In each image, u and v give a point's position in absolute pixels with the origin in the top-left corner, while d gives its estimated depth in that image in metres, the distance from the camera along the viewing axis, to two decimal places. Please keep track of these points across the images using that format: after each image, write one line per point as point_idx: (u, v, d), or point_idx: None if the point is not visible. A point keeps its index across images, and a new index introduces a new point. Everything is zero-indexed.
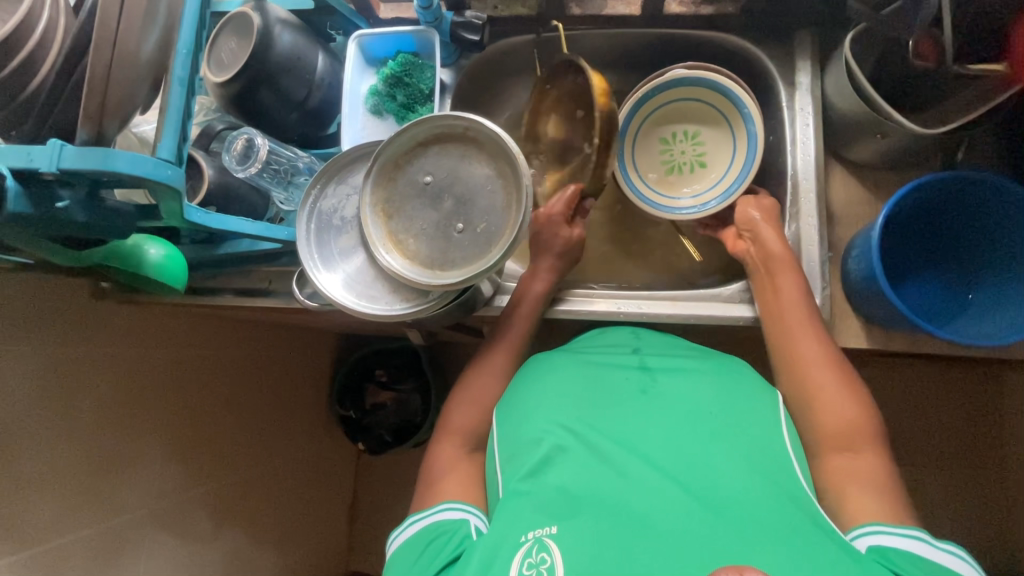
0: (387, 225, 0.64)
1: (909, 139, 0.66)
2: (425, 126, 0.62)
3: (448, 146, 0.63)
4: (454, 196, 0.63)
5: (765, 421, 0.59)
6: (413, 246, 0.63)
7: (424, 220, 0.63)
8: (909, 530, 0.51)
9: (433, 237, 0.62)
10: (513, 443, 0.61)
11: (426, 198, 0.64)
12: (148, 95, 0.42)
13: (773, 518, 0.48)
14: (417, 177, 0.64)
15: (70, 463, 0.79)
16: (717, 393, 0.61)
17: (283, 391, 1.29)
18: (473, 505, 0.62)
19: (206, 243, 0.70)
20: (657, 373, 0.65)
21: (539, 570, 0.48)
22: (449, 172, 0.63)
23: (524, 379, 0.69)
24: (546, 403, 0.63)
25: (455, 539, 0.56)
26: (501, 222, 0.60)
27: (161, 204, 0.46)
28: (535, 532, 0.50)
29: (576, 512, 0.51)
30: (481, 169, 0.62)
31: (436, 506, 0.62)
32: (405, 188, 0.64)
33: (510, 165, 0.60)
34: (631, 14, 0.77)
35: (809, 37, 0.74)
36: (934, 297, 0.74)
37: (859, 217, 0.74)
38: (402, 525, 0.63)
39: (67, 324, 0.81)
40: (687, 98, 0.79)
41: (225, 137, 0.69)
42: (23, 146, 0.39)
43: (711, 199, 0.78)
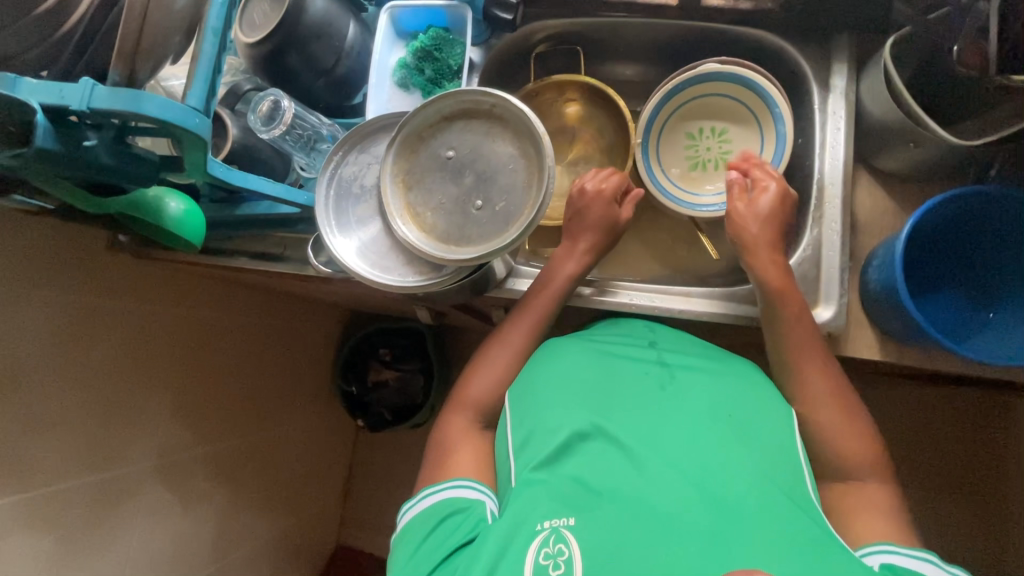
0: (406, 197, 0.64)
1: (942, 151, 0.64)
2: (452, 100, 0.62)
3: (473, 122, 0.63)
4: (476, 172, 0.62)
5: (778, 428, 0.58)
6: (430, 220, 0.63)
7: (443, 195, 0.63)
8: (918, 551, 0.53)
9: (451, 212, 0.62)
10: (525, 427, 0.61)
11: (445, 173, 0.63)
12: (181, 43, 0.42)
13: (786, 521, 0.47)
14: (440, 151, 0.63)
15: (77, 412, 0.80)
16: (731, 394, 0.61)
17: (288, 360, 1.30)
18: (487, 486, 0.62)
19: (224, 202, 0.71)
20: (676, 370, 0.64)
21: (557, 560, 0.48)
22: (472, 148, 0.62)
23: (535, 363, 0.68)
24: (558, 391, 0.62)
25: (471, 520, 0.57)
26: (520, 201, 0.59)
27: (187, 154, 0.46)
28: (551, 521, 0.51)
29: (592, 503, 0.51)
30: (505, 147, 0.61)
31: (453, 482, 0.62)
32: (427, 161, 0.64)
33: (534, 144, 0.60)
34: (667, 4, 0.75)
35: (848, 41, 0.72)
36: (954, 313, 0.73)
37: (883, 228, 0.72)
38: (417, 496, 0.63)
39: (85, 273, 0.82)
40: (716, 93, 0.78)
41: (250, 98, 0.69)
42: (56, 83, 0.39)
43: None
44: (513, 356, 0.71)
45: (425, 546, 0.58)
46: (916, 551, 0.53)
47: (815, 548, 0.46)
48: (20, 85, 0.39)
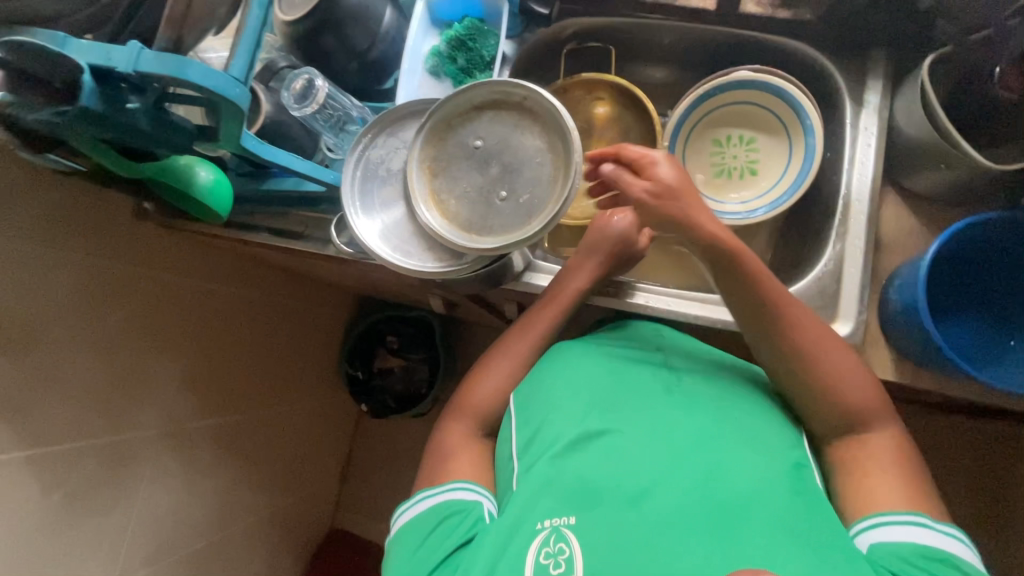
0: (432, 183, 0.65)
1: (974, 174, 0.63)
2: (482, 90, 0.62)
3: (502, 114, 0.63)
4: (502, 163, 0.63)
5: (786, 434, 0.58)
6: (453, 207, 0.63)
7: (468, 184, 0.63)
8: (908, 518, 0.50)
9: (476, 201, 0.63)
10: (529, 426, 0.62)
11: (472, 161, 0.64)
12: (228, 13, 0.42)
13: (791, 524, 0.48)
14: (467, 140, 0.64)
15: (94, 374, 0.81)
16: (737, 399, 0.60)
17: (298, 340, 1.31)
18: (483, 487, 0.62)
19: (251, 176, 0.72)
20: (682, 373, 0.64)
21: (558, 559, 0.49)
22: (500, 139, 0.63)
23: (542, 363, 0.68)
24: (565, 391, 0.63)
25: (469, 521, 0.57)
26: (545, 194, 0.59)
27: (223, 124, 0.46)
28: (552, 521, 0.51)
29: (595, 502, 0.52)
30: (533, 140, 0.61)
31: (449, 483, 0.62)
32: (454, 149, 0.64)
33: (562, 139, 0.60)
34: (704, 9, 0.76)
35: (885, 58, 0.72)
36: (973, 340, 0.72)
37: (906, 248, 0.72)
38: (413, 498, 0.63)
39: (109, 238, 0.84)
40: (747, 101, 0.77)
41: (284, 75, 0.70)
42: (104, 45, 0.39)
43: (760, 206, 0.76)
44: (525, 349, 0.71)
45: (422, 549, 0.58)
46: (906, 516, 0.50)
47: (825, 554, 0.46)
48: (68, 44, 0.40)
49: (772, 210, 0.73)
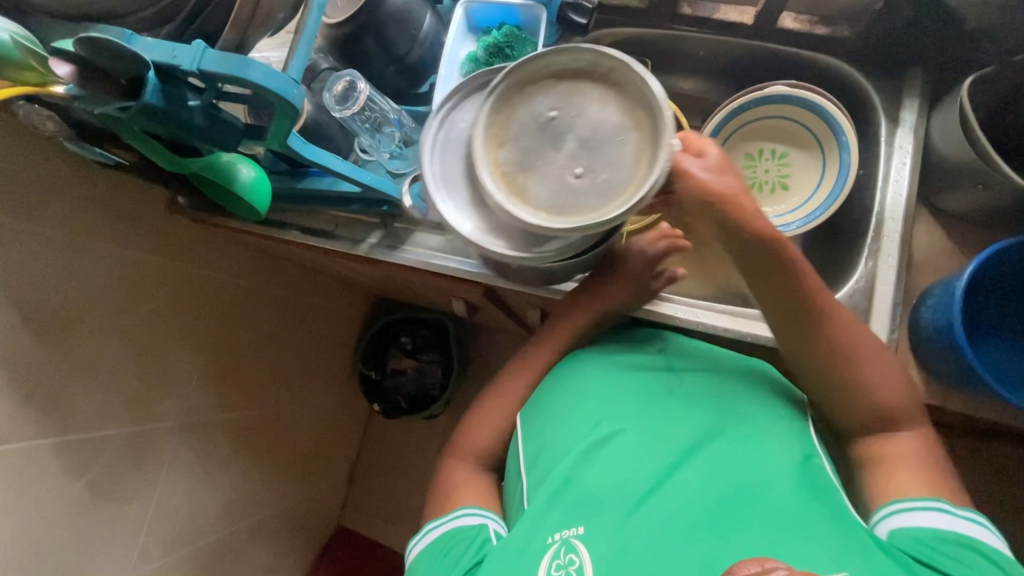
0: (494, 153, 0.57)
1: (1011, 196, 0.63)
2: (564, 54, 0.56)
3: (582, 84, 0.56)
4: (579, 137, 0.56)
5: (789, 427, 0.57)
6: (520, 182, 0.55)
7: (539, 157, 0.56)
8: (933, 503, 0.50)
9: (547, 176, 0.55)
10: (535, 439, 0.63)
11: (542, 134, 0.56)
12: (288, 14, 0.43)
13: (800, 517, 0.48)
14: (539, 109, 0.57)
15: (122, 365, 0.82)
16: (741, 395, 0.60)
17: (315, 337, 1.32)
18: (488, 508, 0.62)
19: (289, 175, 0.72)
20: (682, 373, 0.63)
21: (568, 570, 0.50)
22: (577, 110, 0.56)
23: (548, 377, 0.68)
24: (574, 401, 0.62)
25: (476, 545, 0.57)
26: (628, 176, 0.53)
27: (274, 123, 0.47)
28: (561, 533, 0.52)
29: (600, 510, 0.53)
30: (614, 114, 0.55)
31: (455, 510, 0.62)
32: (524, 118, 0.57)
33: (643, 112, 0.54)
34: (742, 23, 0.76)
35: (922, 76, 0.72)
36: (1003, 363, 0.71)
37: (939, 267, 0.71)
38: (422, 531, 0.63)
39: (139, 230, 0.85)
40: (781, 116, 0.77)
41: (324, 76, 0.72)
42: (170, 43, 0.40)
43: (794, 220, 0.75)
44: (549, 355, 0.71)
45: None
46: (924, 502, 0.50)
47: (837, 540, 0.46)
48: (134, 40, 0.41)
49: (807, 222, 0.73)
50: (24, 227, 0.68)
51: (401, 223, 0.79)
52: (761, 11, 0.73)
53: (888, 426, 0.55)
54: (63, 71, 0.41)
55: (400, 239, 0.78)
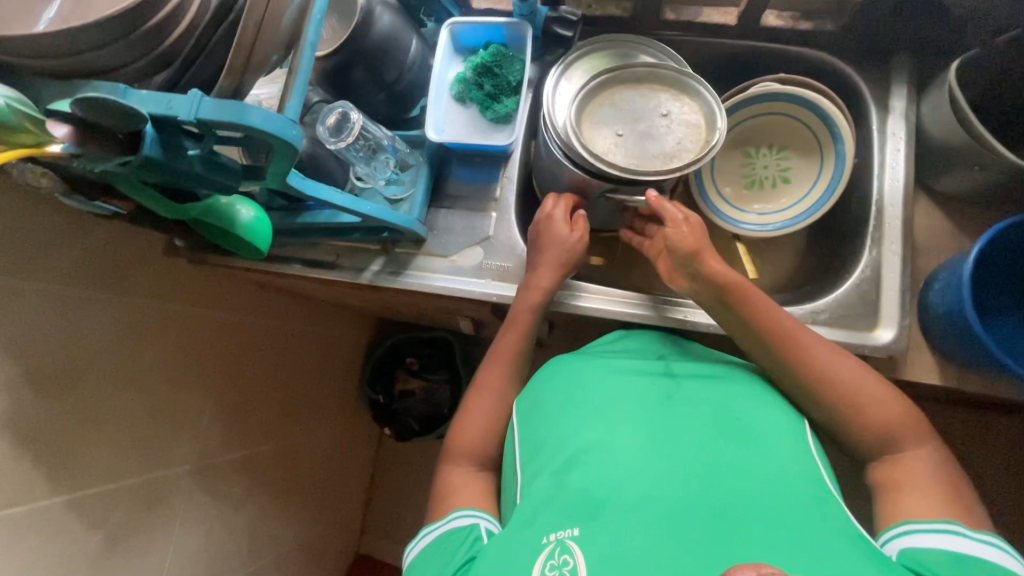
0: (618, 87, 0.70)
1: (1010, 175, 0.64)
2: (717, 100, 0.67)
3: (701, 115, 0.68)
4: (648, 127, 0.69)
5: (792, 434, 0.57)
6: (600, 106, 0.70)
7: (619, 109, 0.70)
8: (942, 524, 0.49)
9: (605, 122, 0.69)
10: (533, 440, 0.61)
11: (649, 110, 0.69)
12: (282, 57, 0.43)
13: (801, 526, 0.46)
14: (669, 101, 0.69)
15: (129, 413, 0.81)
16: (746, 402, 0.60)
17: (321, 366, 1.31)
18: (479, 508, 0.61)
19: (287, 211, 0.72)
20: (682, 380, 0.64)
21: (563, 572, 0.47)
22: (677, 119, 0.68)
23: (547, 377, 0.68)
24: (575, 398, 0.62)
25: (468, 542, 0.56)
26: (617, 164, 0.66)
27: (271, 163, 0.47)
28: (557, 534, 0.50)
29: (597, 509, 0.50)
30: (671, 144, 0.67)
31: (449, 514, 0.61)
32: (656, 97, 0.70)
33: (679, 166, 0.65)
34: (726, 24, 0.76)
35: (909, 62, 0.73)
36: (1016, 341, 0.71)
37: (942, 250, 0.72)
38: (418, 536, 0.61)
39: (136, 276, 0.84)
40: (772, 113, 0.78)
41: (317, 109, 0.71)
42: (165, 93, 0.40)
43: (776, 220, 0.79)
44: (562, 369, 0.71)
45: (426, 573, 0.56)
46: (932, 524, 0.49)
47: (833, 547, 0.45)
48: (129, 94, 0.40)
49: (785, 226, 0.76)
50: (24, 284, 0.67)
51: (402, 249, 0.79)
52: (743, 12, 0.73)
53: (900, 429, 0.56)
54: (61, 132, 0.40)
55: (403, 264, 0.78)
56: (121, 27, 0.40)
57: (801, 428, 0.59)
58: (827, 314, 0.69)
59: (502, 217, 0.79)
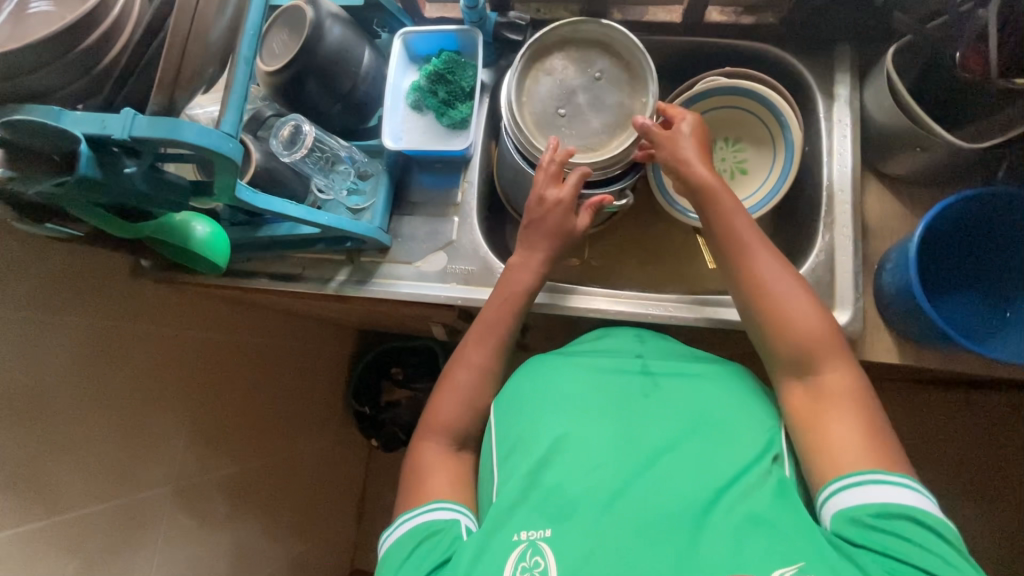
0: (545, 62, 0.73)
1: (950, 154, 0.66)
2: (637, 59, 0.71)
3: (624, 81, 0.72)
4: (585, 101, 0.72)
5: (768, 425, 0.58)
6: (537, 83, 0.73)
7: (555, 83, 0.73)
8: (872, 481, 0.50)
9: (544, 101, 0.72)
10: (509, 436, 0.61)
11: (580, 80, 0.73)
12: (216, 71, 0.43)
13: (771, 531, 0.47)
14: (593, 69, 0.73)
15: (99, 436, 0.80)
16: (725, 396, 0.60)
17: (304, 380, 1.30)
18: (459, 502, 0.60)
19: (246, 225, 0.72)
20: (659, 378, 0.63)
21: (534, 573, 0.47)
22: (607, 88, 0.72)
23: (526, 371, 0.67)
24: (551, 397, 0.61)
25: (446, 540, 0.55)
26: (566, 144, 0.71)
27: (216, 177, 0.47)
28: (529, 533, 0.50)
29: (571, 513, 0.51)
30: (608, 114, 0.71)
31: (429, 504, 0.60)
32: (579, 64, 0.73)
33: (619, 140, 0.70)
34: (672, 22, 0.78)
35: (850, 51, 0.75)
36: (971, 315, 0.73)
37: (894, 231, 0.73)
38: (395, 523, 0.61)
39: (101, 298, 0.84)
40: (726, 106, 0.79)
41: (271, 124, 0.72)
42: (98, 114, 0.40)
43: None
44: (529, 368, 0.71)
45: (405, 565, 0.56)
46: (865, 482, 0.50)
47: (798, 549, 0.46)
48: (64, 117, 0.41)
49: None
50: None
51: (367, 257, 0.79)
52: (687, 9, 0.75)
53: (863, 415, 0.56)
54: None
55: (368, 273, 0.79)
56: (53, 50, 0.40)
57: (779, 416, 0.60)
58: None
59: (464, 221, 0.80)
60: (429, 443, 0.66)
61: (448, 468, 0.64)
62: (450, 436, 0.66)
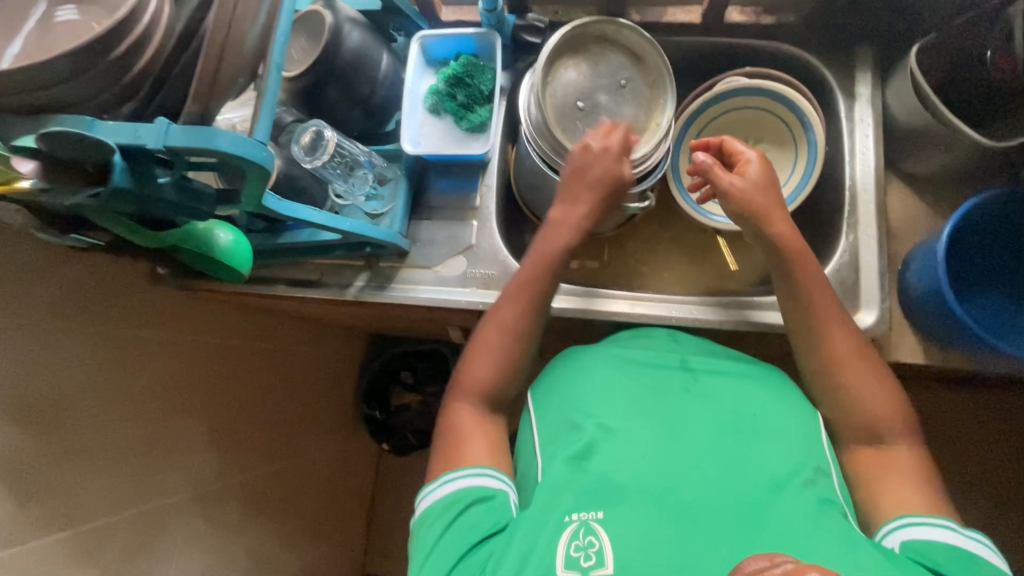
0: (573, 56, 0.72)
1: (975, 153, 0.65)
2: (661, 71, 0.71)
3: (645, 90, 0.71)
4: (607, 103, 0.72)
5: (802, 426, 0.58)
6: (563, 77, 0.71)
7: (581, 80, 0.71)
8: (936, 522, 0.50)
9: (567, 97, 0.71)
10: (550, 428, 0.61)
11: (606, 80, 0.72)
12: (249, 79, 0.43)
13: (812, 525, 0.47)
14: (619, 72, 0.72)
15: (118, 445, 0.80)
16: (761, 398, 0.61)
17: (319, 385, 1.29)
18: (502, 473, 0.59)
19: (267, 231, 0.72)
20: (700, 374, 0.64)
21: (588, 552, 0.47)
22: (628, 93, 0.72)
23: (564, 366, 0.68)
24: (593, 392, 0.62)
25: (495, 510, 0.54)
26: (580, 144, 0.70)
27: (246, 185, 0.47)
28: (580, 515, 0.50)
29: (622, 498, 0.50)
30: (624, 122, 0.71)
31: (473, 469, 0.58)
32: (608, 64, 0.72)
33: (625, 152, 0.71)
34: (692, 22, 0.77)
35: (871, 51, 0.74)
36: (996, 314, 0.72)
37: (917, 231, 0.73)
38: (435, 480, 0.59)
39: (119, 307, 0.84)
40: (745, 107, 0.79)
41: (292, 129, 0.69)
42: (131, 124, 0.40)
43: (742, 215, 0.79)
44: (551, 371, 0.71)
45: (448, 534, 0.54)
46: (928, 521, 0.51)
47: (839, 543, 0.45)
48: (97, 127, 0.40)
49: None
50: None
51: (386, 262, 0.79)
52: (707, 10, 0.74)
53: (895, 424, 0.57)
54: (26, 168, 0.40)
55: (387, 277, 0.78)
56: (87, 59, 0.40)
57: (814, 421, 0.60)
58: None
59: (483, 225, 0.79)
60: (461, 409, 0.64)
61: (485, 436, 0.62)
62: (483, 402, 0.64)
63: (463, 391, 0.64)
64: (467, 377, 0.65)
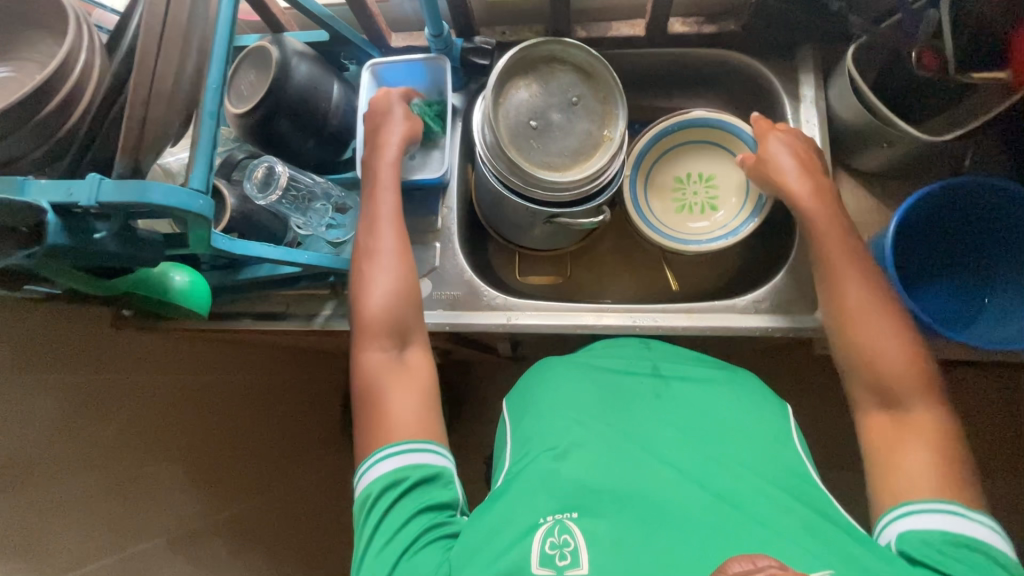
0: (526, 73, 0.72)
1: (915, 147, 0.67)
2: (611, 84, 0.72)
3: (594, 108, 0.72)
4: (560, 120, 0.72)
5: (768, 427, 0.59)
6: (515, 94, 0.71)
7: (533, 98, 0.72)
8: (943, 506, 0.51)
9: (519, 115, 0.71)
10: (523, 436, 0.62)
11: (560, 97, 0.72)
12: (181, 128, 0.43)
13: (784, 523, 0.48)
14: (573, 90, 0.72)
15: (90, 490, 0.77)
16: (726, 401, 0.62)
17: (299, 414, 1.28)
18: (437, 443, 0.60)
19: (228, 269, 0.71)
20: (669, 379, 0.65)
21: (563, 551, 0.48)
22: (582, 111, 0.72)
23: (535, 379, 0.68)
24: (563, 401, 0.63)
25: (437, 491, 0.56)
26: (535, 160, 0.70)
27: (190, 231, 0.47)
28: (554, 514, 0.50)
29: (595, 499, 0.51)
30: (575, 139, 0.71)
31: (407, 443, 0.58)
32: (562, 81, 0.72)
33: (579, 168, 0.71)
34: (637, 35, 0.79)
35: (812, 52, 0.76)
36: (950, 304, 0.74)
37: (870, 224, 0.75)
38: (369, 458, 0.58)
39: None
40: (700, 140, 0.83)
41: (246, 166, 0.71)
42: (64, 181, 0.40)
43: (718, 235, 0.80)
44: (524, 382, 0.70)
45: (387, 518, 0.55)
46: (931, 505, 0.51)
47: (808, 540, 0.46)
48: (28, 187, 0.40)
49: (725, 240, 0.77)
50: None
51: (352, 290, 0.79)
52: (649, 22, 0.76)
53: None
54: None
55: None
56: (15, 118, 0.40)
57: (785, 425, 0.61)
58: (768, 301, 0.74)
59: (447, 246, 0.80)
60: (366, 351, 0.64)
61: (419, 410, 0.61)
62: (386, 341, 0.64)
63: (365, 333, 0.64)
64: (364, 319, 0.64)
